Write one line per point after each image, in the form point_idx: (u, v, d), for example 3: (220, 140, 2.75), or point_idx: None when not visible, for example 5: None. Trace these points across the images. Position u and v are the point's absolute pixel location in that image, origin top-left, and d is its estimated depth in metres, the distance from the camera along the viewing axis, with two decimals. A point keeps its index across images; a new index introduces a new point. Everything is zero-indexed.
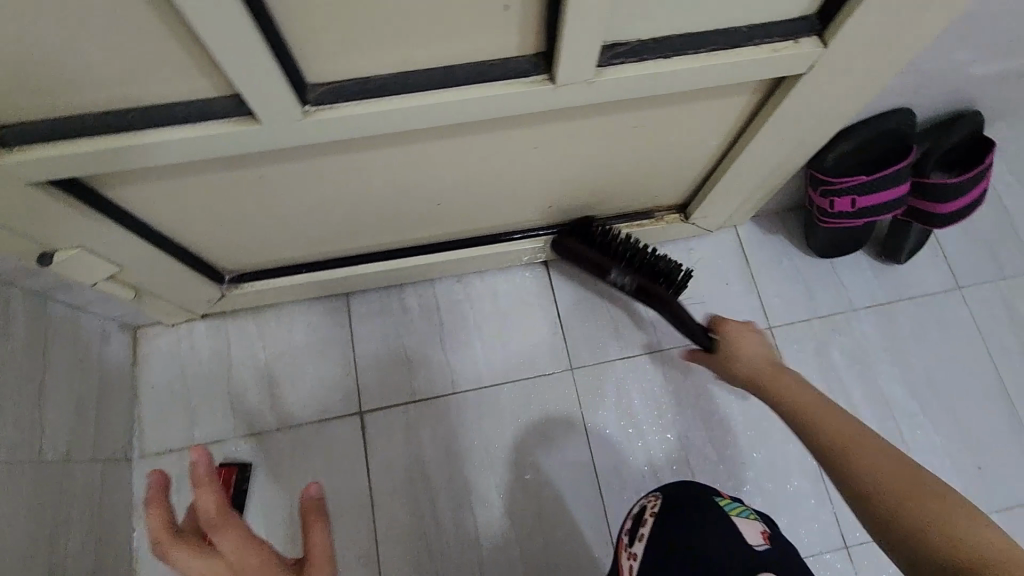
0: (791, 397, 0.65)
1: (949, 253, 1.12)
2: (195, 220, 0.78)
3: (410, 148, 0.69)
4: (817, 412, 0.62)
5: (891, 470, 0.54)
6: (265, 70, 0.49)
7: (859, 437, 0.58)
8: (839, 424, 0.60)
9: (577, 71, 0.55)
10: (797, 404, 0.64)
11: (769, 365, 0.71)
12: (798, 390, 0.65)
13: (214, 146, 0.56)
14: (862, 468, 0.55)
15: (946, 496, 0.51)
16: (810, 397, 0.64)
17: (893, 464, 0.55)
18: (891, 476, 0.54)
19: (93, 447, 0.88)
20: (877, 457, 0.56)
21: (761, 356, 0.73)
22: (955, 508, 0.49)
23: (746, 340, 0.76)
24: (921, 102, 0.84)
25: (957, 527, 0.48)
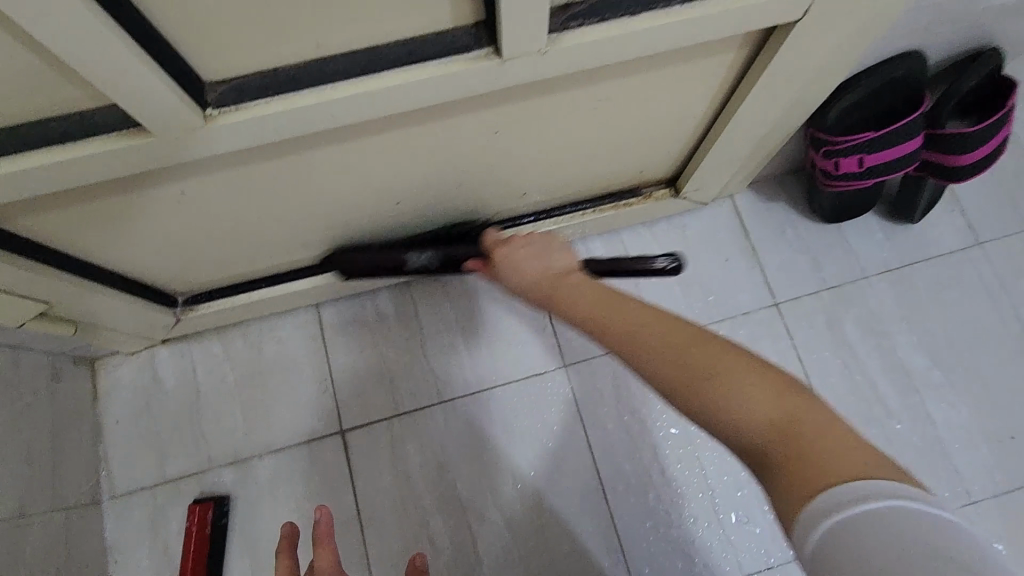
0: (577, 308, 0.59)
1: (966, 206, 1.03)
2: (125, 246, 0.69)
3: (351, 146, 0.60)
4: (597, 308, 0.57)
5: (676, 353, 0.49)
6: (141, 72, 0.40)
7: (644, 327, 0.52)
8: (623, 316, 0.54)
9: (526, 41, 0.46)
10: (584, 316, 0.57)
11: (558, 275, 0.64)
12: (584, 294, 0.59)
13: (104, 167, 0.47)
14: (649, 360, 0.51)
15: (724, 365, 0.47)
16: (597, 298, 0.58)
17: (675, 344, 0.50)
18: (674, 354, 0.50)
19: (52, 496, 0.81)
20: (662, 345, 0.51)
21: (549, 268, 0.65)
22: (736, 373, 0.47)
23: (534, 253, 0.68)
24: (933, 42, 0.74)
25: (740, 404, 0.45)
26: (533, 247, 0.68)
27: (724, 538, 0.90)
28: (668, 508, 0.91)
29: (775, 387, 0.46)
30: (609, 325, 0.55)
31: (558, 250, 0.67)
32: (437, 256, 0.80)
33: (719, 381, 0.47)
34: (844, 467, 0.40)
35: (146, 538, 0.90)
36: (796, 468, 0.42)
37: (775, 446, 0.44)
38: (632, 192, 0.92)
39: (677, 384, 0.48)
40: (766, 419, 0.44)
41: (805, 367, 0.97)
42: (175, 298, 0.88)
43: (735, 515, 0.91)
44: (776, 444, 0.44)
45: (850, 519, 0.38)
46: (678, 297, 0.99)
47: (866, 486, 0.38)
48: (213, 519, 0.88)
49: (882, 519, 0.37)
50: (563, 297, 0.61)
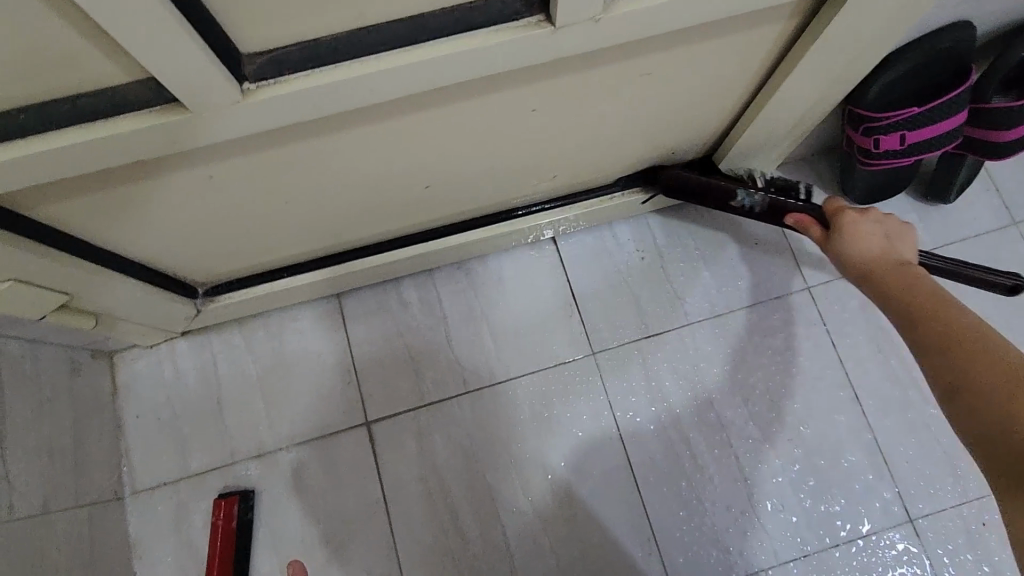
0: (902, 287, 0.61)
1: (1003, 186, 1.01)
2: (148, 233, 0.67)
3: (384, 125, 0.57)
4: (927, 299, 0.58)
5: (990, 367, 0.49)
6: (175, 41, 0.37)
7: (980, 332, 0.53)
8: (956, 318, 0.55)
9: (582, 7, 0.43)
10: (917, 296, 0.59)
11: (884, 254, 0.65)
12: (919, 283, 0.60)
13: (132, 147, 0.44)
14: (973, 362, 0.50)
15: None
16: (926, 291, 0.59)
17: (998, 361, 0.50)
18: (994, 367, 0.49)
19: (75, 492, 0.80)
20: (983, 356, 0.51)
21: (883, 246, 0.66)
22: None
23: (874, 228, 0.68)
24: (982, 12, 0.71)
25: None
26: (880, 225, 0.68)
27: (758, 526, 0.89)
28: (702, 497, 0.90)
29: None
30: (938, 315, 0.56)
31: (902, 238, 0.68)
32: (766, 197, 0.78)
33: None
34: None
35: (170, 533, 0.88)
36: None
37: None
38: (684, 161, 0.88)
39: (979, 390, 0.49)
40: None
41: (840, 352, 0.95)
42: (197, 289, 0.86)
43: (771, 503, 0.89)
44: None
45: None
46: (708, 281, 0.97)
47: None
48: (238, 514, 0.86)
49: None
50: (882, 271, 0.64)
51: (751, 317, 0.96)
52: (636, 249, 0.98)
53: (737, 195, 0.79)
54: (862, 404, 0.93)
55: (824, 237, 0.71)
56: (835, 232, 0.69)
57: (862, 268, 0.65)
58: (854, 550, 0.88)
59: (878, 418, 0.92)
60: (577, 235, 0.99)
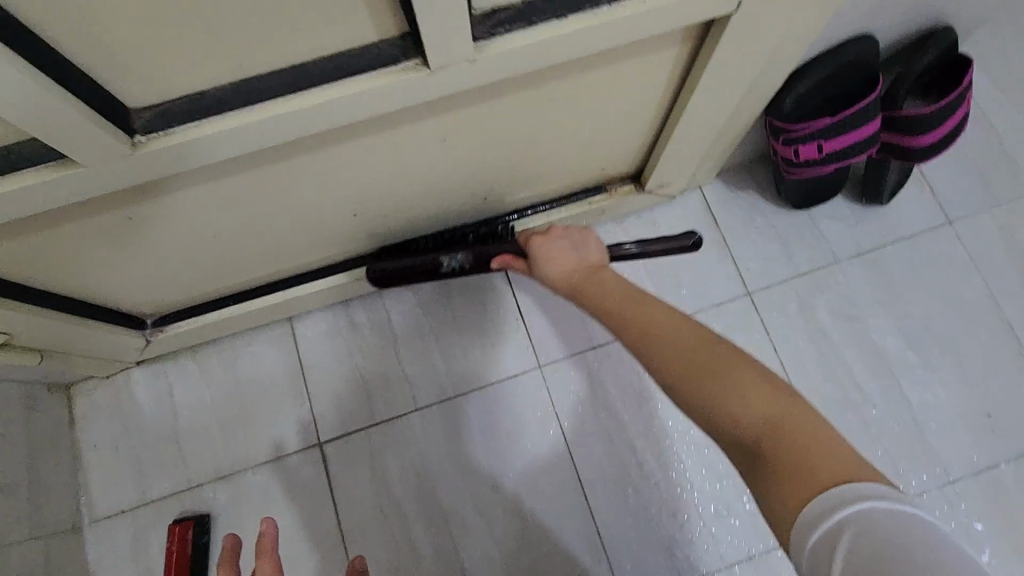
0: (601, 295, 0.61)
1: (936, 185, 1.03)
2: (82, 273, 0.69)
3: (296, 162, 0.60)
4: (628, 308, 0.58)
5: (688, 354, 0.51)
6: (53, 100, 0.39)
7: (662, 334, 0.54)
8: (644, 317, 0.57)
9: (452, 49, 0.45)
10: (614, 307, 0.59)
11: (583, 267, 0.66)
12: (607, 288, 0.62)
13: (34, 199, 0.46)
14: (659, 367, 0.53)
15: (723, 374, 0.48)
16: (621, 294, 0.60)
17: (682, 350, 0.52)
18: (677, 362, 0.51)
19: (30, 525, 0.81)
20: (671, 348, 0.53)
21: (574, 258, 0.67)
22: (732, 379, 0.48)
23: (565, 244, 0.68)
24: (886, 24, 0.74)
25: (735, 405, 0.47)
26: (568, 239, 0.68)
27: (703, 531, 0.91)
28: (647, 503, 0.91)
29: (762, 386, 0.47)
30: (638, 323, 0.57)
31: (585, 243, 0.68)
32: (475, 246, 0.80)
33: (718, 383, 0.48)
34: (823, 472, 0.41)
35: (129, 561, 0.90)
36: (782, 470, 0.43)
37: (763, 449, 0.45)
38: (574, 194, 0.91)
39: (682, 385, 0.50)
40: (753, 423, 0.46)
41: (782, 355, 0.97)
42: (144, 320, 0.88)
43: (715, 508, 0.91)
44: (762, 445, 0.45)
45: (843, 521, 0.38)
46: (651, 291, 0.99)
47: (873, 492, 0.39)
48: (194, 539, 0.88)
49: (865, 523, 0.37)
50: (585, 286, 0.64)
51: None
52: None
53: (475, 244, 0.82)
54: None
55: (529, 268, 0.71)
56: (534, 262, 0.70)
57: (569, 286, 0.65)
58: None
59: None
60: None
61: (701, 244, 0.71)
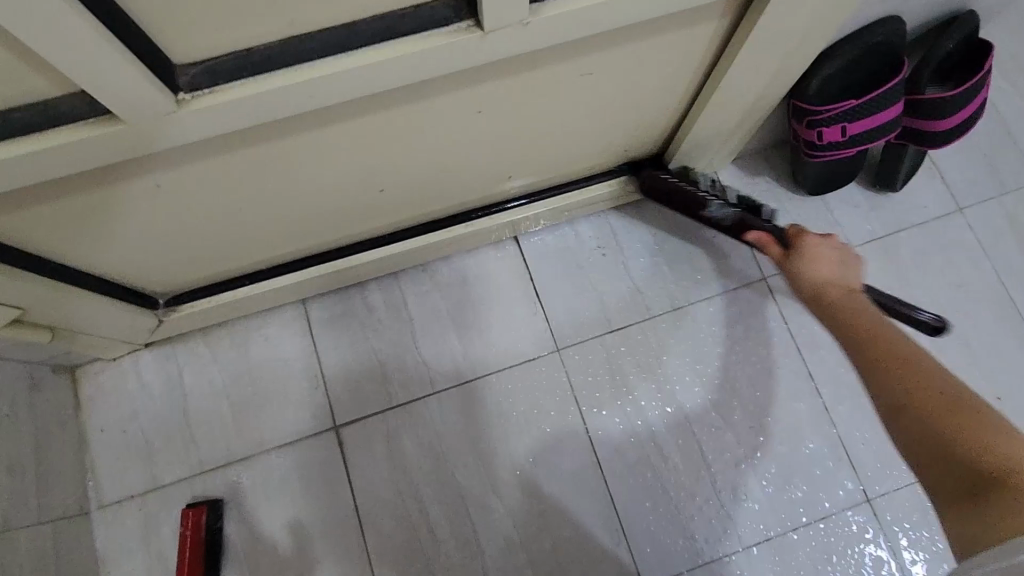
0: (848, 311, 0.66)
1: (947, 173, 1.04)
2: (100, 245, 0.67)
3: (330, 129, 0.58)
4: (888, 333, 0.62)
5: (941, 390, 0.55)
6: (101, 50, 0.38)
7: (918, 362, 0.58)
8: (904, 349, 0.60)
9: (507, 11, 0.44)
10: (867, 330, 0.63)
11: (834, 279, 0.71)
12: (851, 312, 0.66)
13: (70, 157, 0.45)
14: (903, 387, 0.56)
15: (978, 417, 0.52)
16: (872, 320, 0.64)
17: (931, 388, 0.55)
18: (924, 395, 0.55)
19: (39, 509, 0.79)
20: (925, 382, 0.56)
21: (838, 275, 0.71)
22: (995, 427, 0.50)
23: (832, 254, 0.73)
24: (913, 6, 0.74)
25: (997, 445, 0.49)
26: (834, 249, 0.74)
27: (721, 515, 0.91)
28: (667, 487, 0.91)
29: (1014, 436, 0.49)
30: (881, 347, 0.61)
31: (851, 269, 0.72)
32: (735, 212, 0.82)
33: (972, 425, 0.51)
34: None
35: (138, 548, 0.88)
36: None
37: (1011, 481, 0.47)
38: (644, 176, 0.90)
39: (923, 412, 0.54)
40: (1010, 464, 0.48)
41: (796, 337, 0.97)
42: (157, 300, 0.86)
43: (734, 491, 0.92)
44: (1005, 480, 0.47)
45: None
46: (668, 275, 0.99)
47: None
48: (206, 524, 0.85)
49: None
50: (836, 298, 0.69)
51: (710, 309, 0.98)
52: (596, 246, 1.00)
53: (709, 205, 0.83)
54: (818, 387, 0.95)
55: (785, 255, 0.75)
56: (799, 253, 0.74)
57: (813, 289, 0.71)
58: (812, 532, 0.91)
59: (833, 401, 0.95)
60: (537, 234, 1.00)
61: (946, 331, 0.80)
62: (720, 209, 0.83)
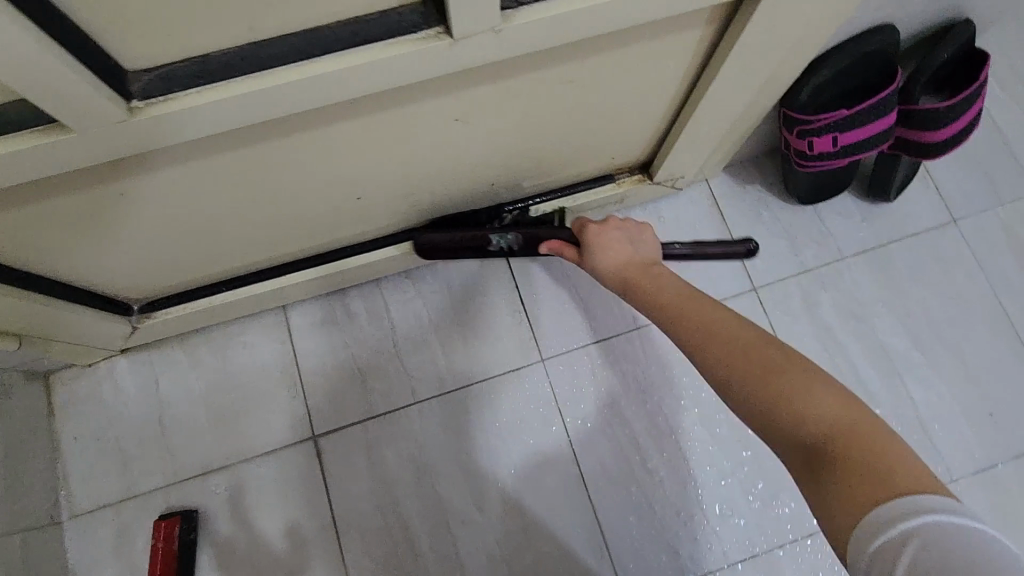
0: (654, 290, 0.63)
1: (942, 184, 1.03)
2: (65, 253, 0.65)
3: (300, 137, 0.56)
4: (684, 312, 0.59)
5: (751, 356, 0.52)
6: (42, 57, 0.36)
7: (726, 334, 0.55)
8: (718, 324, 0.56)
9: (477, 17, 0.42)
10: (671, 310, 0.60)
11: (630, 261, 0.67)
12: (663, 285, 0.63)
13: (19, 168, 0.43)
14: (718, 362, 0.53)
15: (798, 377, 0.49)
16: (678, 290, 0.62)
17: (749, 351, 0.53)
18: (743, 364, 0.52)
19: (6, 520, 0.77)
20: (733, 357, 0.53)
21: (628, 251, 0.69)
22: (808, 384, 0.49)
23: (621, 236, 0.70)
24: (907, 14, 0.72)
25: (803, 405, 0.48)
26: (624, 232, 0.71)
27: (707, 530, 0.89)
28: (652, 502, 0.90)
29: (828, 388, 0.48)
30: (703, 324, 0.57)
31: (642, 239, 0.71)
32: (518, 237, 0.77)
33: (788, 383, 0.49)
34: (906, 484, 0.41)
35: (110, 559, 0.86)
36: (851, 473, 0.43)
37: (831, 449, 0.45)
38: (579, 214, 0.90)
39: (748, 384, 0.51)
40: (824, 426, 0.46)
41: None
42: (131, 306, 0.84)
43: (720, 507, 0.90)
44: (825, 448, 0.45)
45: (916, 532, 0.38)
46: None
47: (939, 504, 0.39)
48: (180, 536, 0.84)
49: (934, 535, 0.37)
50: (637, 278, 0.65)
51: None
52: None
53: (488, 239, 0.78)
54: None
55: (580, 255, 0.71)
56: (587, 245, 0.70)
57: (619, 278, 0.67)
58: (799, 549, 0.89)
59: None
60: None
61: (753, 250, 0.86)
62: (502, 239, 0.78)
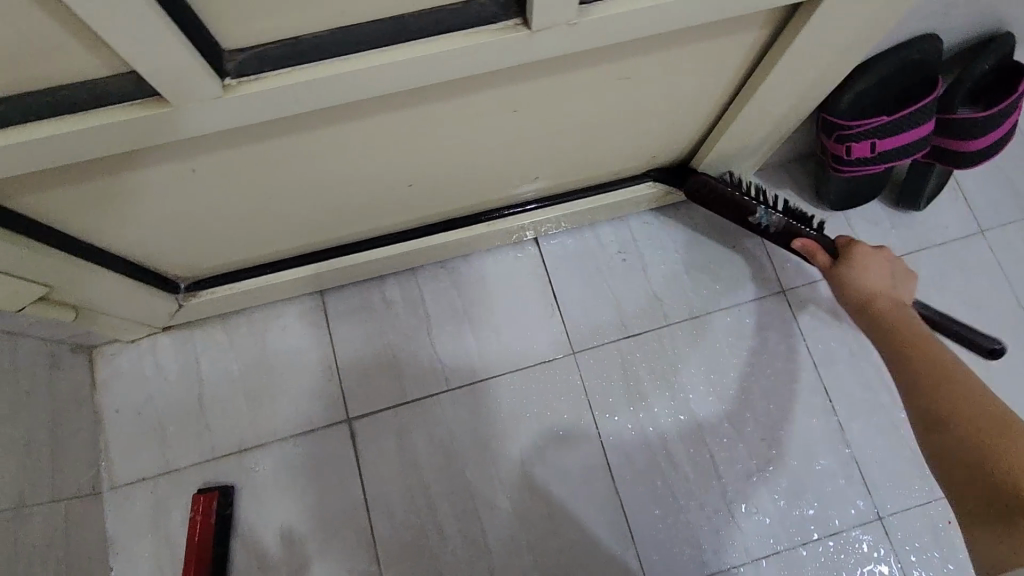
0: (900, 320, 0.71)
1: (971, 195, 1.04)
2: (129, 228, 0.67)
3: (365, 123, 0.58)
4: (920, 352, 0.67)
5: (968, 402, 0.61)
6: (156, 31, 0.38)
7: (963, 377, 0.64)
8: (937, 360, 0.66)
9: (557, 11, 0.44)
10: (930, 364, 0.66)
11: (881, 291, 0.74)
12: (905, 323, 0.71)
13: (116, 138, 0.45)
14: (951, 390, 0.62)
15: (1012, 441, 0.57)
16: (919, 332, 0.69)
17: (976, 401, 0.61)
18: (970, 401, 0.61)
19: (52, 487, 0.79)
20: (964, 403, 0.61)
21: (885, 283, 0.75)
22: (1019, 446, 0.56)
23: (885, 268, 0.77)
24: (950, 25, 0.74)
25: (1015, 462, 0.55)
26: (881, 262, 0.77)
27: (731, 526, 0.90)
28: (677, 495, 0.91)
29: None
30: (929, 352, 0.67)
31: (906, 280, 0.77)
32: (783, 220, 0.83)
33: (1009, 441, 0.57)
34: None
35: (147, 530, 0.88)
36: None
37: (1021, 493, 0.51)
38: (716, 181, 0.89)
39: (936, 411, 0.62)
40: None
41: (812, 351, 0.97)
42: (178, 284, 0.86)
43: (745, 504, 0.91)
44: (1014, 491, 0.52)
45: None
46: (687, 283, 0.99)
47: None
48: (217, 509, 0.86)
49: None
50: (877, 304, 0.73)
51: (727, 318, 0.98)
52: (616, 251, 1.00)
53: (755, 212, 0.83)
54: (831, 401, 0.95)
55: (832, 264, 0.78)
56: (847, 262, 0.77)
57: (860, 297, 0.75)
58: (821, 549, 0.90)
59: (847, 418, 0.94)
60: (557, 236, 1.00)
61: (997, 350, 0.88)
62: (767, 215, 0.83)
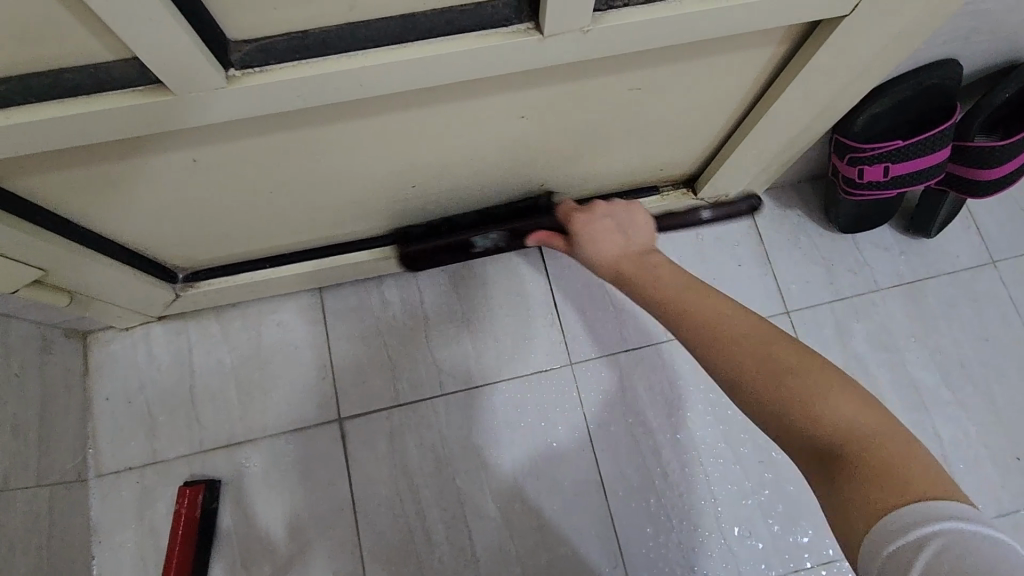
0: (662, 298, 0.61)
1: (982, 224, 1.02)
2: (128, 216, 0.66)
3: (371, 121, 0.57)
4: (704, 314, 0.57)
5: (766, 364, 0.50)
6: (159, 19, 0.37)
7: (725, 332, 0.54)
8: (710, 325, 0.56)
9: (571, 17, 0.43)
10: (694, 323, 0.57)
11: (620, 254, 0.70)
12: (654, 277, 0.64)
13: (115, 125, 0.44)
14: (726, 357, 0.53)
15: (813, 376, 0.48)
16: (670, 289, 0.62)
17: (752, 350, 0.52)
18: (742, 361, 0.52)
19: (37, 472, 0.78)
20: (744, 356, 0.52)
21: (620, 244, 0.71)
22: (825, 386, 0.47)
23: (608, 226, 0.74)
24: (970, 51, 0.73)
25: (824, 411, 0.46)
26: (613, 220, 0.75)
27: (723, 549, 0.89)
28: (669, 514, 0.90)
29: (848, 392, 0.47)
30: (692, 322, 0.57)
31: (636, 227, 0.74)
32: (496, 237, 0.85)
33: (801, 386, 0.48)
34: (923, 483, 0.40)
35: (131, 521, 0.87)
36: (869, 479, 0.42)
37: (850, 453, 0.44)
38: (547, 216, 0.83)
39: (755, 383, 0.50)
40: (846, 434, 0.44)
41: None
42: (176, 274, 0.85)
43: (738, 527, 0.90)
44: (844, 453, 0.44)
45: (935, 538, 0.37)
46: None
47: (953, 513, 0.38)
48: (202, 503, 0.85)
49: (955, 537, 0.37)
50: (631, 275, 0.66)
51: None
52: None
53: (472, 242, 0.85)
54: None
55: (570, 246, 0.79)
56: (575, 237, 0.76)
57: (613, 271, 0.69)
58: None
59: None
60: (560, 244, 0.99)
61: None
62: (484, 240, 0.86)
